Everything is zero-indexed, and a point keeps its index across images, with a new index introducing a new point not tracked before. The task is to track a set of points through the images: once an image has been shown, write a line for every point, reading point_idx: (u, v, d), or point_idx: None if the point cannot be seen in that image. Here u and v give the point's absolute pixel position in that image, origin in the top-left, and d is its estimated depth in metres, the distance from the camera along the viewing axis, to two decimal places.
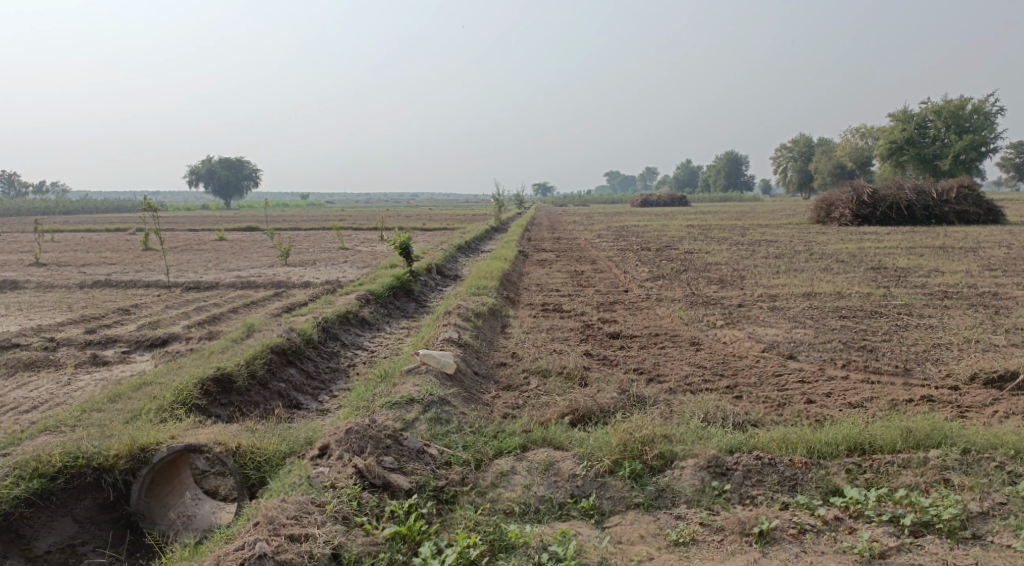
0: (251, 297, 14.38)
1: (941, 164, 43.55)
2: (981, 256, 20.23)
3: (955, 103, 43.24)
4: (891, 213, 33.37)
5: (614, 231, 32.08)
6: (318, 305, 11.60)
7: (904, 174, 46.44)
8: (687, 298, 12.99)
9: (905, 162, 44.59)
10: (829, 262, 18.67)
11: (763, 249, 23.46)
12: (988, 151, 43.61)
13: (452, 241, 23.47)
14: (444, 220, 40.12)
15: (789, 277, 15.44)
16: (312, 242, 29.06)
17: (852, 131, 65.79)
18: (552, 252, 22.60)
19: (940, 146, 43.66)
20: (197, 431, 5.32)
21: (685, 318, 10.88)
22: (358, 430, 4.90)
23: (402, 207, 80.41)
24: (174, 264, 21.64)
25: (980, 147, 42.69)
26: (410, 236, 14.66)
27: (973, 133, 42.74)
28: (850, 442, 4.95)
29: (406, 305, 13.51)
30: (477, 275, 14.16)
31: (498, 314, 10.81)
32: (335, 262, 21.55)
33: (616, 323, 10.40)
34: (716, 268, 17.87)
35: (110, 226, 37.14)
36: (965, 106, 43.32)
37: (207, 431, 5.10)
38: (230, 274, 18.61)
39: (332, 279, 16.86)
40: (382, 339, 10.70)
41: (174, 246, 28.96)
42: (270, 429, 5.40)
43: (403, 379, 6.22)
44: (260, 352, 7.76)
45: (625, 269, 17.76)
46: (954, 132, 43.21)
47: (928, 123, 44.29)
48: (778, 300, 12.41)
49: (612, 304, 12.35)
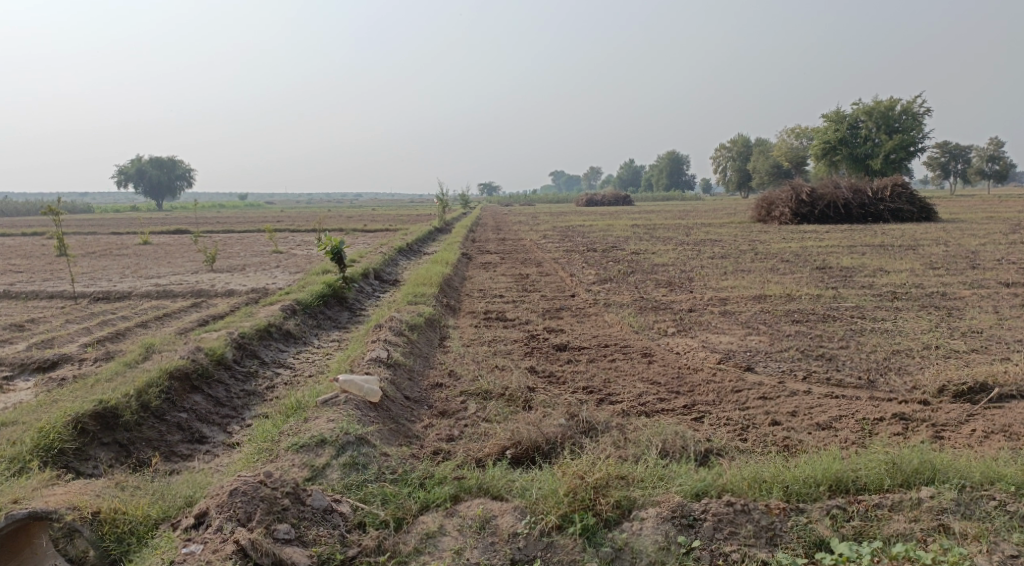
0: (166, 308, 13.26)
1: (873, 163, 44.36)
2: (922, 253, 20.22)
3: (885, 104, 44.08)
4: (829, 211, 33.70)
5: (558, 231, 31.50)
6: (238, 317, 10.61)
7: (839, 174, 47.19)
8: (636, 302, 12.41)
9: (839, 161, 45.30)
10: (774, 262, 18.39)
11: (708, 249, 23.16)
12: (918, 149, 44.59)
13: (391, 244, 22.53)
14: (385, 222, 39.02)
15: (737, 279, 15.01)
16: (245, 246, 27.74)
17: (788, 131, 66.90)
18: (495, 255, 21.83)
19: (872, 146, 44.48)
20: (52, 491, 4.57)
21: (634, 325, 10.25)
22: (246, 492, 4.10)
23: (343, 207, 78.63)
24: (89, 272, 20.20)
25: (909, 146, 43.70)
26: (341, 241, 13.74)
27: (903, 133, 43.64)
28: (833, 480, 4.40)
29: (337, 315, 12.59)
30: (415, 280, 13.33)
31: (434, 325, 10.00)
32: (266, 267, 20.38)
33: (562, 333, 9.70)
34: (661, 270, 17.38)
35: (26, 231, 34.90)
36: (895, 106, 44.18)
37: (62, 493, 4.49)
38: (149, 282, 17.34)
39: (259, 286, 15.81)
40: (309, 355, 9.77)
41: (94, 251, 27.33)
42: (144, 485, 4.83)
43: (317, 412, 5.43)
44: (154, 380, 6.80)
45: (570, 271, 17.12)
46: (884, 132, 44.06)
47: (859, 124, 45.11)
48: (729, 304, 11.92)
49: (557, 311, 11.66)
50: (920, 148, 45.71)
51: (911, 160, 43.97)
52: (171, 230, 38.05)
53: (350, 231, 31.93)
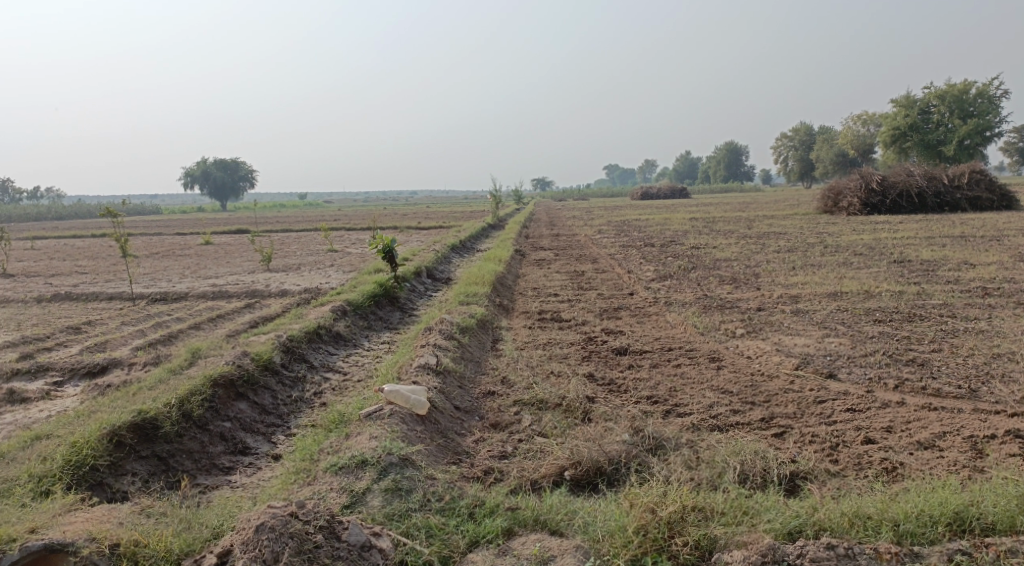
0: (220, 309, 13.16)
1: (946, 150, 42.28)
2: (1008, 244, 18.92)
3: (959, 88, 41.93)
4: (901, 201, 32.10)
5: (614, 226, 30.75)
6: (288, 318, 10.35)
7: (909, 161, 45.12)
8: (700, 300, 11.76)
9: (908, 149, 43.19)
10: (845, 256, 17.40)
11: (773, 242, 22.19)
12: (995, 134, 42.31)
13: (446, 241, 22.22)
14: (440, 219, 38.81)
15: (807, 275, 14.18)
16: (301, 244, 27.84)
17: (853, 118, 64.47)
18: (550, 251, 21.30)
19: (944, 132, 42.35)
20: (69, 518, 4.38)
21: (699, 326, 9.63)
22: (274, 528, 3.77)
23: (399, 204, 79.10)
24: (149, 272, 20.42)
25: (984, 132, 41.50)
26: (393, 239, 13.42)
27: (978, 118, 41.46)
28: (957, 512, 4.03)
29: (389, 316, 12.26)
30: (468, 279, 12.94)
31: (487, 327, 9.57)
32: (320, 266, 20.27)
33: (622, 335, 9.15)
34: (724, 265, 16.61)
35: (94, 232, 35.78)
36: (969, 90, 42.01)
37: (80, 523, 4.29)
38: (205, 282, 17.37)
39: (313, 285, 15.65)
40: (360, 359, 9.42)
41: (156, 251, 27.78)
42: (169, 510, 4.62)
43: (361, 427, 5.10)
44: (197, 387, 6.48)
45: (628, 268, 16.48)
46: (958, 117, 41.92)
47: (930, 109, 43.04)
48: (800, 302, 11.18)
49: (616, 310, 11.09)
50: (997, 132, 43.36)
51: (987, 146, 41.76)
52: (231, 229, 38.56)
53: (405, 229, 31.80)
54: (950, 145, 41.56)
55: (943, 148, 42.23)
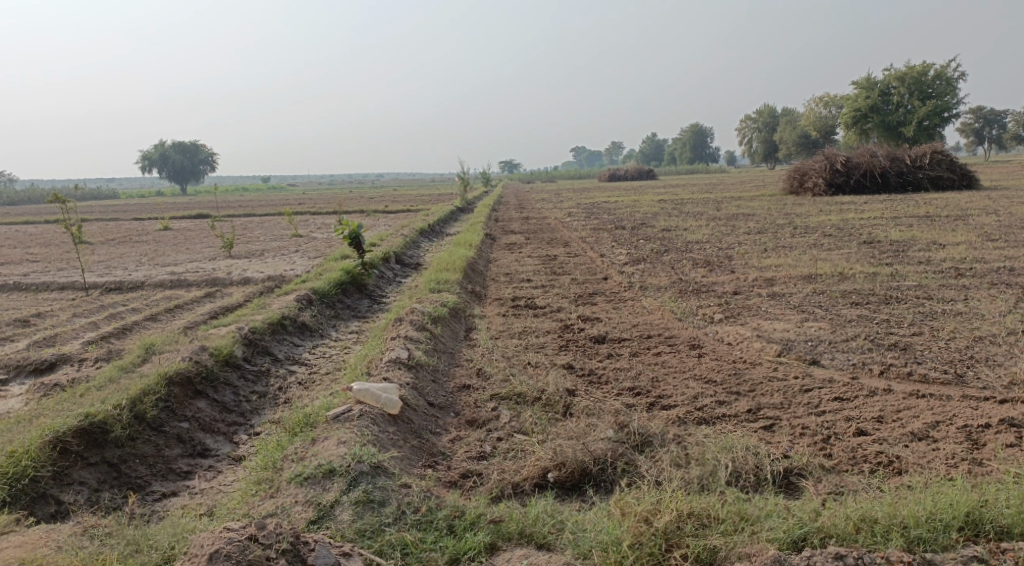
0: (179, 298, 12.63)
1: (906, 131, 42.74)
2: (972, 224, 19.05)
3: (919, 69, 42.34)
4: (866, 181, 32.34)
5: (583, 208, 30.49)
6: (250, 308, 9.90)
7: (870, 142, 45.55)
8: (675, 284, 11.56)
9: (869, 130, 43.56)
10: (815, 237, 17.34)
11: (742, 224, 22.11)
12: (954, 115, 42.87)
13: (413, 225, 21.76)
14: (407, 202, 38.19)
15: (779, 257, 14.06)
16: (265, 230, 27.14)
17: (816, 99, 64.97)
18: (519, 234, 20.98)
19: (904, 113, 42.81)
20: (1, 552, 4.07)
21: (676, 312, 9.40)
22: (229, 555, 3.47)
23: (365, 188, 78.01)
24: (104, 260, 19.68)
25: (943, 112, 42.04)
26: (359, 224, 12.97)
27: (937, 99, 41.97)
28: (969, 513, 3.97)
29: (357, 304, 11.85)
30: (437, 265, 12.58)
31: (459, 316, 9.24)
32: (284, 252, 19.72)
33: (599, 322, 8.87)
34: (696, 248, 16.45)
35: (46, 218, 34.54)
36: (928, 72, 42.45)
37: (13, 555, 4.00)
38: (164, 270, 16.75)
39: (276, 273, 15.15)
40: (327, 351, 9.03)
41: (113, 238, 26.87)
42: (117, 532, 4.30)
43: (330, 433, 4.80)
44: (150, 387, 6.07)
45: (600, 251, 16.24)
46: (917, 99, 42.37)
47: (891, 90, 43.43)
48: (776, 285, 11.03)
49: (591, 296, 10.82)
50: (955, 113, 43.94)
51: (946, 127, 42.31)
52: (191, 214, 37.55)
53: (371, 213, 31.20)
54: (910, 125, 42.02)
55: (903, 129, 42.69)
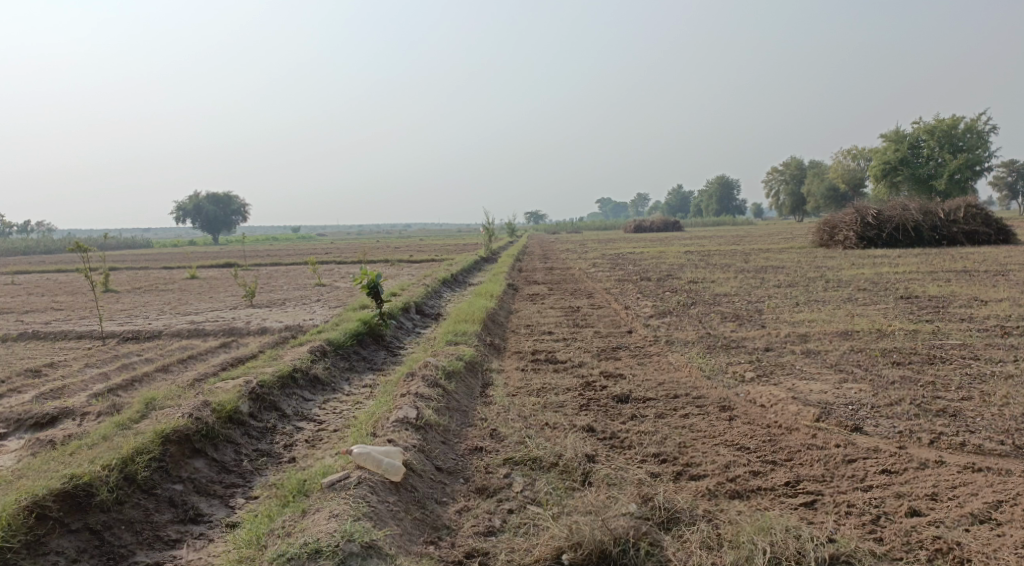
0: (193, 349, 12.41)
1: (937, 184, 42.09)
2: (1013, 279, 18.37)
3: (948, 123, 41.90)
4: (898, 234, 31.67)
5: (609, 259, 30.11)
6: (261, 360, 9.60)
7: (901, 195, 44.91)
8: (703, 340, 11.09)
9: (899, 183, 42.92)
10: (848, 291, 16.76)
11: (771, 277, 21.58)
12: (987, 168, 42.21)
13: (435, 275, 21.53)
14: (432, 252, 38.13)
15: (812, 312, 13.53)
16: (288, 279, 27.09)
17: (844, 152, 64.58)
18: (543, 286, 20.62)
19: (935, 166, 42.21)
20: None
21: (705, 369, 8.91)
22: None
23: (392, 238, 78.48)
24: (126, 308, 19.62)
25: (975, 166, 41.39)
26: (378, 274, 12.71)
27: (969, 152, 41.39)
28: None
29: (373, 356, 11.51)
30: (456, 316, 12.25)
31: (475, 371, 8.83)
32: (305, 302, 19.54)
33: (622, 379, 8.40)
34: (725, 301, 15.95)
35: (76, 266, 34.91)
36: (958, 125, 41.98)
37: None
38: (183, 319, 16.61)
39: (294, 323, 14.91)
40: (339, 406, 8.67)
41: (138, 286, 26.95)
42: None
43: (331, 508, 4.42)
44: (144, 445, 5.72)
45: (625, 303, 15.81)
46: (948, 152, 41.83)
47: (921, 143, 42.93)
48: (810, 342, 10.52)
49: (614, 351, 10.38)
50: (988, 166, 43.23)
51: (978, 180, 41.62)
52: (218, 263, 37.79)
53: (395, 262, 31.15)
54: (941, 178, 41.34)
55: (934, 182, 42.03)
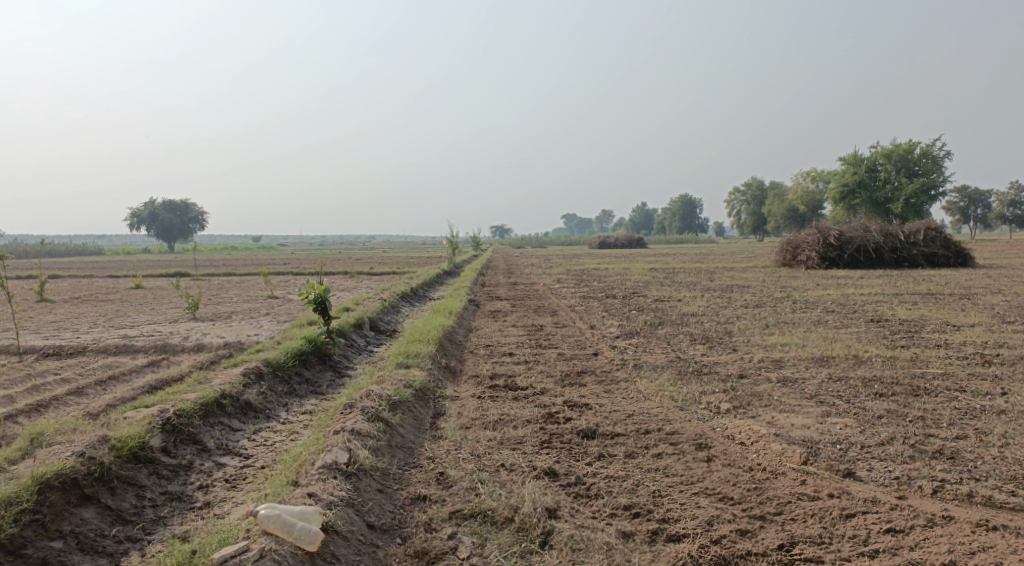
0: (120, 367, 11.34)
1: (894, 207, 42.44)
2: (978, 303, 18.12)
3: (905, 147, 42.39)
4: (860, 255, 31.59)
5: (572, 275, 29.39)
6: (187, 384, 8.63)
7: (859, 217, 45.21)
8: (672, 364, 10.41)
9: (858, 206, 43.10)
10: (817, 314, 16.23)
11: (738, 297, 21.09)
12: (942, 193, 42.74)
13: (392, 289, 20.60)
14: (393, 265, 37.16)
15: (784, 335, 12.91)
16: (239, 290, 25.90)
17: (804, 173, 65.24)
18: (504, 301, 19.83)
19: (891, 189, 42.54)
20: None
21: (677, 398, 8.16)
22: None
23: (355, 249, 77.11)
24: (59, 320, 18.35)
25: (930, 190, 41.88)
26: (327, 288, 11.73)
27: (924, 177, 41.90)
28: None
29: (317, 378, 10.55)
30: (410, 334, 11.40)
31: (426, 399, 7.95)
32: (253, 315, 18.46)
33: (587, 410, 7.61)
34: (693, 322, 15.29)
35: (15, 274, 33.16)
36: (914, 149, 42.50)
37: None
38: (117, 333, 15.48)
39: (236, 339, 13.90)
40: (271, 438, 7.76)
41: (77, 296, 25.50)
42: None
43: None
44: (15, 494, 5.00)
45: (590, 322, 15.05)
46: (904, 175, 42.25)
47: (878, 167, 43.30)
48: (785, 368, 9.87)
49: (579, 376, 9.59)
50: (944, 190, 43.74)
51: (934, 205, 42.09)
52: (167, 272, 36.24)
53: (355, 274, 30.05)
54: (898, 202, 41.65)
55: (891, 206, 42.33)
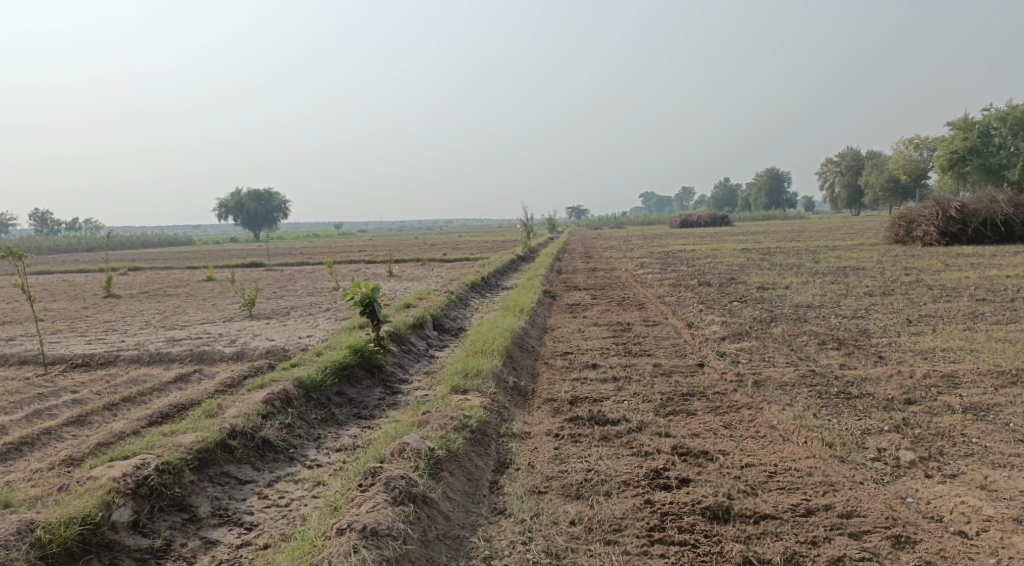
0: (145, 380, 9.67)
1: (1007, 175, 37.81)
2: None
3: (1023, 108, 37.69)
4: (986, 229, 27.80)
5: (658, 259, 26.87)
6: (192, 418, 6.77)
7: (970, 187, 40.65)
8: (806, 380, 8.11)
9: (970, 174, 38.68)
10: (966, 306, 13.43)
11: (854, 282, 18.26)
12: None
13: (461, 279, 18.69)
14: (468, 251, 35.33)
15: (939, 338, 10.36)
16: (307, 282, 24.53)
17: (906, 140, 60.19)
18: (585, 292, 17.66)
19: (1007, 155, 37.89)
20: None
21: (832, 444, 5.88)
22: None
23: (432, 234, 75.80)
24: (112, 319, 17.16)
25: None
26: (376, 288, 9.83)
27: None
28: None
29: (362, 397, 8.61)
30: (474, 341, 9.43)
31: (486, 442, 5.96)
32: (312, 313, 16.83)
33: (707, 465, 5.45)
34: (812, 316, 12.77)
35: (91, 268, 32.75)
36: None
37: None
38: (164, 336, 14.06)
39: (285, 342, 12.25)
40: (289, 495, 5.80)
41: (145, 290, 24.60)
42: None
43: None
44: None
45: (687, 319, 12.76)
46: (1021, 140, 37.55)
47: (991, 131, 38.69)
48: (966, 392, 7.45)
49: (686, 401, 7.39)
50: None
51: None
52: (242, 263, 35.40)
53: (426, 263, 28.27)
54: (1015, 169, 36.99)
55: (1006, 172, 37.61)
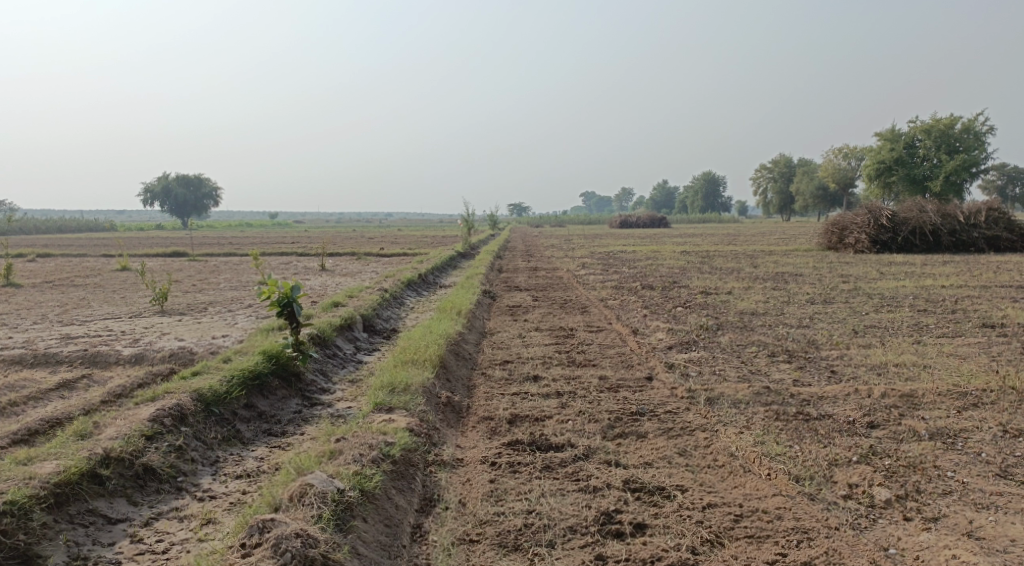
0: (23, 386, 8.47)
1: (931, 186, 38.69)
2: None
3: (946, 122, 38.69)
4: (915, 238, 28.21)
5: (597, 259, 26.35)
6: (60, 441, 5.75)
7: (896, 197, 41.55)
8: (762, 397, 7.50)
9: (895, 184, 39.57)
10: (908, 316, 13.19)
11: (794, 289, 17.99)
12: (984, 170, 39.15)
13: (394, 276, 17.67)
14: (405, 246, 34.15)
15: (889, 352, 9.97)
16: (232, 274, 23.09)
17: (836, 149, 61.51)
18: (525, 293, 16.89)
19: (931, 166, 38.87)
20: None
21: (799, 478, 5.24)
22: None
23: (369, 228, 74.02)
24: (5, 312, 15.53)
25: (973, 167, 38.18)
26: (296, 287, 8.83)
27: (966, 153, 38.23)
28: None
29: (275, 411, 7.61)
30: (403, 348, 8.54)
31: (410, 474, 5.12)
32: (231, 309, 15.56)
33: (664, 505, 4.76)
34: (757, 325, 12.31)
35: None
36: (955, 124, 38.81)
37: None
38: (59, 333, 12.64)
39: (195, 343, 11.10)
40: (169, 538, 4.85)
41: (51, 279, 22.72)
42: None
43: None
44: None
45: (632, 325, 12.12)
46: (944, 152, 38.50)
47: (917, 143, 39.60)
48: (928, 414, 6.97)
49: (636, 421, 6.66)
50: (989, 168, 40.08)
51: (973, 184, 38.48)
52: (164, 253, 33.44)
53: (361, 257, 27.05)
54: (938, 179, 38.04)
55: (930, 183, 38.61)
